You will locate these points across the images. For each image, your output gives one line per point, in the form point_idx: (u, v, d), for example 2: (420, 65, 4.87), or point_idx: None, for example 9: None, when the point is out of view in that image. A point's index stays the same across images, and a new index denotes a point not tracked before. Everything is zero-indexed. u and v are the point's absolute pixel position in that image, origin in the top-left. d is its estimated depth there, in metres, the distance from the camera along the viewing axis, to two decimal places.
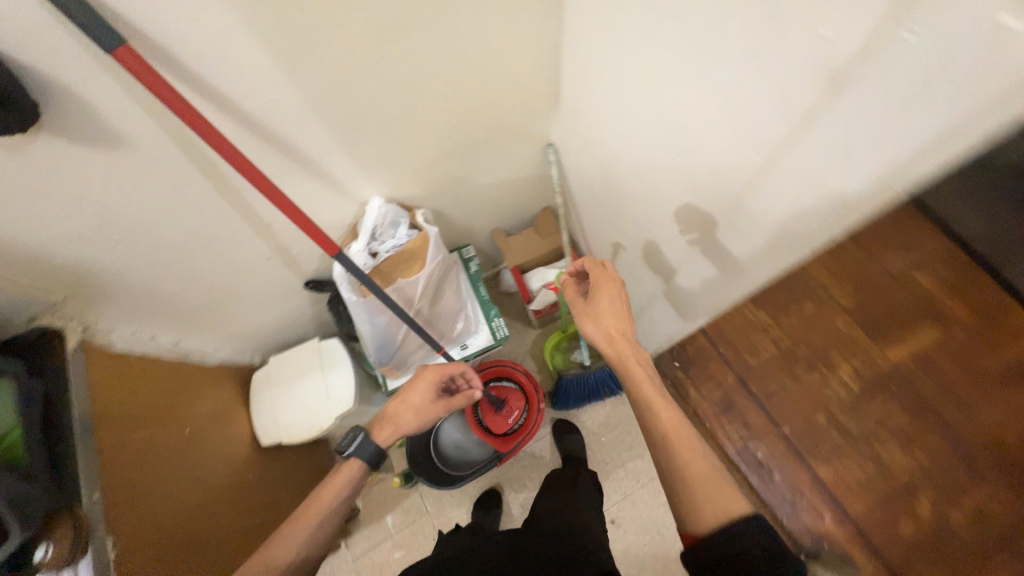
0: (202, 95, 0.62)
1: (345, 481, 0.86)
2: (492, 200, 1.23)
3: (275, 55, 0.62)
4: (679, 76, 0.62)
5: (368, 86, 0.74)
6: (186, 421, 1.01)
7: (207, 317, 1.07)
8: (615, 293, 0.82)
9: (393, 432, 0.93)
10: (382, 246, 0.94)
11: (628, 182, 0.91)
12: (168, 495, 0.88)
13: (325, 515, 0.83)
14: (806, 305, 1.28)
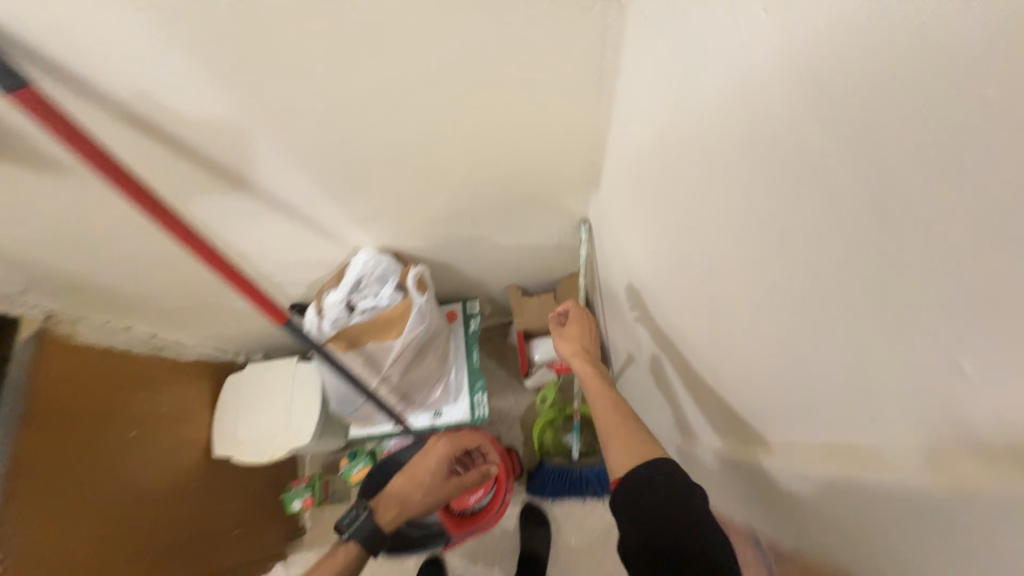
0: (152, 128, 0.56)
1: (339, 566, 0.78)
2: (509, 260, 1.10)
3: (238, 96, 0.55)
4: (717, 231, 0.47)
5: (359, 135, 0.65)
6: (140, 423, 0.97)
7: (189, 315, 1.04)
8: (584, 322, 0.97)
9: (398, 513, 0.86)
10: (360, 300, 0.84)
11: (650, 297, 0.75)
12: (90, 502, 0.84)
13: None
14: None
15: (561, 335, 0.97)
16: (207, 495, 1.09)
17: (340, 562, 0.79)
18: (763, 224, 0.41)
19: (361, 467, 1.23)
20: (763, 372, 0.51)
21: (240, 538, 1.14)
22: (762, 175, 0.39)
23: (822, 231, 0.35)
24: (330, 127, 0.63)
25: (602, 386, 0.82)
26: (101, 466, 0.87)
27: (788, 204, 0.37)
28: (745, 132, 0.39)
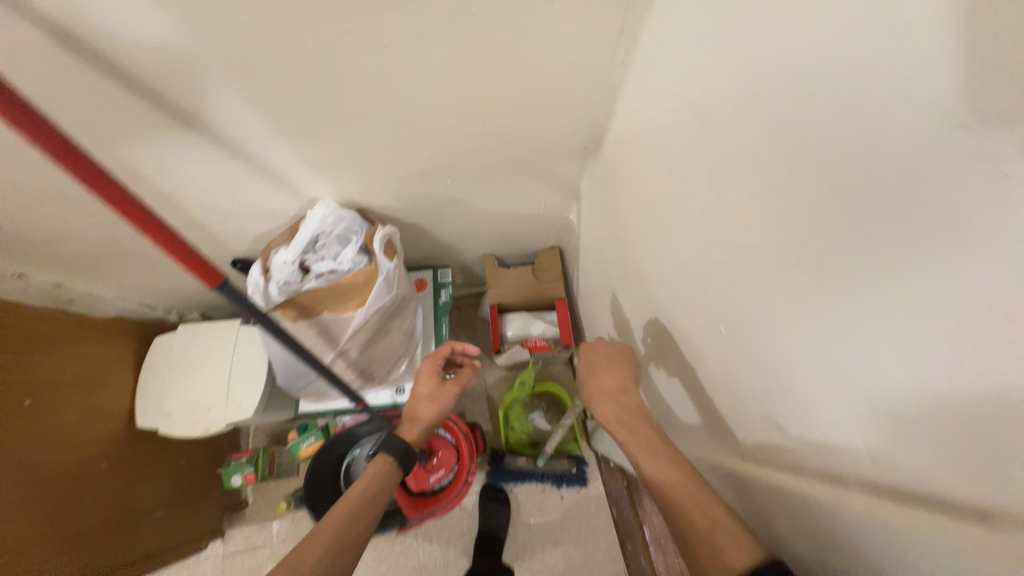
0: (52, 40, 0.43)
1: (372, 478, 0.71)
2: (487, 228, 1.00)
3: (172, 8, 0.42)
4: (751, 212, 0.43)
5: (334, 75, 0.54)
6: (35, 388, 0.81)
7: (102, 265, 0.88)
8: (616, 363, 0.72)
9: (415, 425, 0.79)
10: (318, 263, 0.71)
11: (644, 280, 0.70)
12: (7, 483, 0.74)
13: (364, 523, 0.66)
14: None
15: (596, 386, 0.71)
16: (131, 472, 0.98)
17: (375, 479, 0.72)
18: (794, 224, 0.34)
19: (311, 441, 1.18)
20: (751, 390, 0.45)
21: (162, 521, 1.03)
22: (823, 156, 0.30)
23: (871, 244, 0.27)
24: (299, 60, 0.51)
25: (657, 454, 0.57)
26: (17, 445, 0.76)
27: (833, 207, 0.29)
28: (801, 98, 0.31)
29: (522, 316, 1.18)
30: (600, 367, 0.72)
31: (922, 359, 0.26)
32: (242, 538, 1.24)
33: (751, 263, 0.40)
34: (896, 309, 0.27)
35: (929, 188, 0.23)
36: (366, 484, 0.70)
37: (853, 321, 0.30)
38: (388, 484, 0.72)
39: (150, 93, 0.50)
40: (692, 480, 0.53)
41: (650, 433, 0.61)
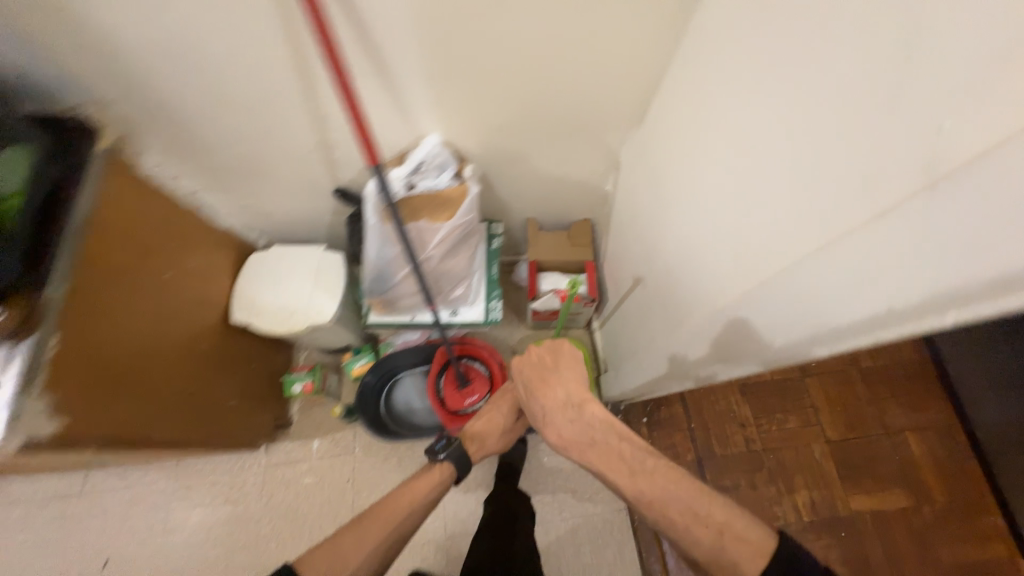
0: None
1: (436, 482, 0.97)
2: (537, 187, 1.21)
3: None
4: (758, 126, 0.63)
5: (477, 26, 0.76)
6: (174, 264, 1.00)
7: (233, 181, 1.07)
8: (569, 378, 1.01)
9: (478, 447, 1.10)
10: (421, 180, 0.93)
11: (668, 216, 0.91)
12: (150, 326, 0.91)
13: (411, 520, 0.90)
14: (791, 421, 1.46)
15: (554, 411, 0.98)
16: (221, 358, 1.15)
17: (433, 485, 0.97)
18: (773, 104, 0.53)
19: (363, 361, 1.35)
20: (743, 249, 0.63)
21: (234, 410, 1.19)
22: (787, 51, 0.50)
23: (811, 94, 0.47)
24: (460, 10, 0.73)
25: (619, 461, 0.86)
26: (159, 300, 0.94)
27: (798, 78, 0.49)
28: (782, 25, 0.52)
29: (555, 275, 1.38)
30: (545, 388, 1.00)
31: (828, 158, 0.45)
32: (286, 451, 1.41)
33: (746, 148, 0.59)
34: (810, 128, 0.47)
35: (832, 52, 0.44)
36: (431, 488, 0.96)
37: (807, 147, 0.48)
38: (442, 487, 0.98)
39: (353, 18, 0.71)
40: (669, 491, 0.79)
41: (613, 450, 0.88)
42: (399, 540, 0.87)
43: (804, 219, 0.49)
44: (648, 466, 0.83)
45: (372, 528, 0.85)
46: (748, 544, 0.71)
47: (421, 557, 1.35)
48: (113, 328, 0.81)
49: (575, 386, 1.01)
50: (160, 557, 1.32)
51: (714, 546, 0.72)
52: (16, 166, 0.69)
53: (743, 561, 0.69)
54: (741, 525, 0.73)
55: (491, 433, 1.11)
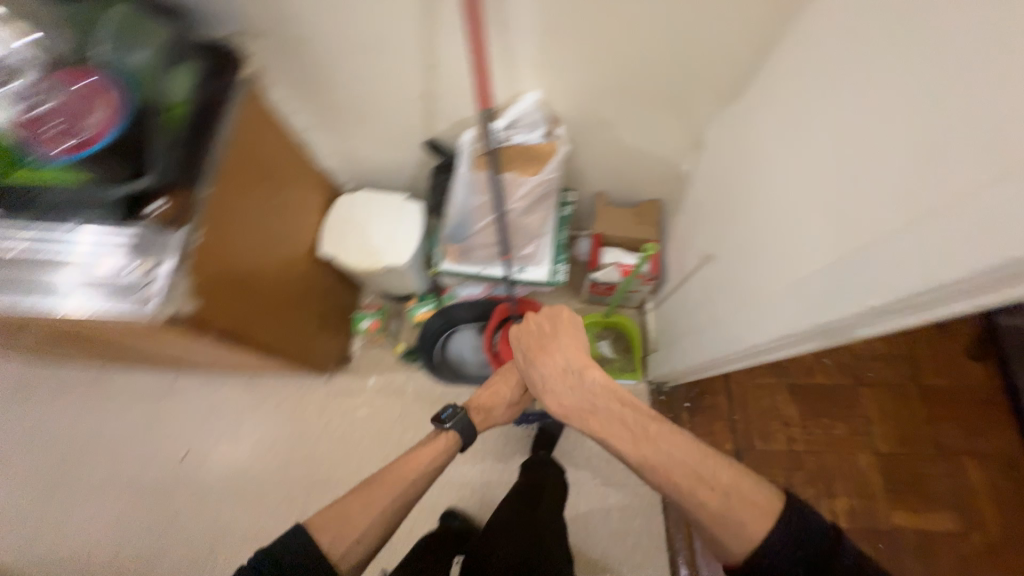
0: None
1: (441, 448, 0.99)
2: (615, 157, 1.24)
3: None
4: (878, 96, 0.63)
5: None
6: (284, 190, 1.11)
7: (339, 123, 1.16)
8: (568, 344, 0.99)
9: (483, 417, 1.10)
10: (518, 134, 0.99)
11: (752, 192, 0.92)
12: (263, 241, 1.02)
13: (414, 488, 0.91)
14: (838, 428, 1.43)
15: (551, 377, 0.96)
16: (308, 284, 1.27)
17: (439, 452, 0.98)
18: (920, 68, 0.54)
19: (426, 308, 1.44)
20: (843, 214, 0.64)
21: (311, 333, 1.31)
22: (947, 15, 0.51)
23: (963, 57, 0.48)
24: None
25: (620, 425, 0.86)
26: (271, 220, 1.05)
27: (948, 42, 0.50)
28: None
29: (617, 252, 1.39)
30: (544, 355, 0.98)
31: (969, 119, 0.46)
32: (344, 383, 1.53)
33: (874, 114, 0.60)
34: (955, 92, 0.49)
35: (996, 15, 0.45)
36: (436, 454, 0.98)
37: (951, 106, 0.49)
38: (447, 456, 1.00)
39: None
40: (673, 456, 0.79)
41: (615, 415, 0.88)
42: (400, 510, 0.88)
43: (928, 180, 0.50)
44: (650, 430, 0.83)
45: (379, 493, 0.87)
46: (758, 508, 0.72)
47: (457, 498, 1.44)
48: (238, 235, 0.92)
49: (573, 351, 0.98)
50: (230, 457, 1.48)
51: (723, 508, 0.73)
52: (186, 78, 0.79)
53: (751, 525, 0.70)
54: (749, 488, 0.74)
55: (496, 403, 1.11)
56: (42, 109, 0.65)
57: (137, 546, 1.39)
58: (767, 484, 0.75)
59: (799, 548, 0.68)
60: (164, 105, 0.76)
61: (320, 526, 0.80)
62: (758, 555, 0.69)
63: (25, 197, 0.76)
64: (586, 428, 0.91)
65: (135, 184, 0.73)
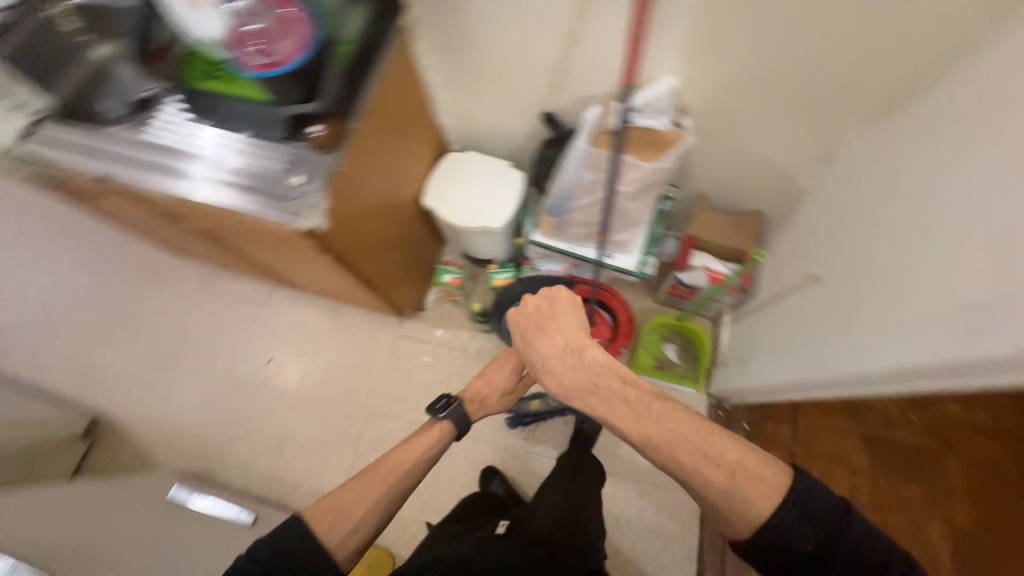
0: None
1: (435, 440, 0.98)
2: (732, 159, 1.19)
3: None
4: None
5: None
6: (407, 137, 1.19)
7: (465, 84, 1.22)
8: (569, 322, 0.91)
9: (479, 407, 1.06)
10: (643, 115, 0.96)
11: (885, 216, 0.86)
12: (385, 180, 1.12)
13: (410, 476, 0.92)
14: (941, 479, 1.17)
15: (550, 355, 0.89)
16: (407, 229, 1.35)
17: (434, 441, 0.97)
18: None
19: (505, 275, 1.49)
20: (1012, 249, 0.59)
21: (400, 275, 1.41)
22: None
23: None
24: None
25: (625, 407, 0.81)
26: (394, 162, 1.14)
27: None
28: None
29: (705, 257, 1.35)
30: (545, 333, 0.91)
31: None
32: (415, 329, 1.63)
33: None
34: None
35: None
36: (431, 446, 0.97)
37: None
38: (443, 445, 0.99)
39: None
40: (678, 436, 0.77)
41: (620, 396, 0.82)
42: (400, 494, 0.90)
43: None
44: (654, 409, 0.80)
45: (374, 483, 0.88)
46: (767, 486, 0.73)
47: (500, 459, 1.50)
48: (370, 170, 1.01)
49: (574, 330, 0.91)
50: (306, 370, 1.64)
51: (732, 483, 0.74)
52: (359, 19, 0.87)
53: (756, 500, 0.72)
54: (755, 463, 0.75)
55: (494, 391, 1.08)
56: (252, 27, 0.76)
57: (221, 427, 1.59)
58: (773, 458, 0.76)
59: (808, 525, 0.71)
60: (337, 38, 0.84)
61: (320, 519, 0.82)
62: (755, 531, 0.72)
63: (214, 103, 0.87)
64: (584, 408, 0.85)
65: (307, 106, 0.82)
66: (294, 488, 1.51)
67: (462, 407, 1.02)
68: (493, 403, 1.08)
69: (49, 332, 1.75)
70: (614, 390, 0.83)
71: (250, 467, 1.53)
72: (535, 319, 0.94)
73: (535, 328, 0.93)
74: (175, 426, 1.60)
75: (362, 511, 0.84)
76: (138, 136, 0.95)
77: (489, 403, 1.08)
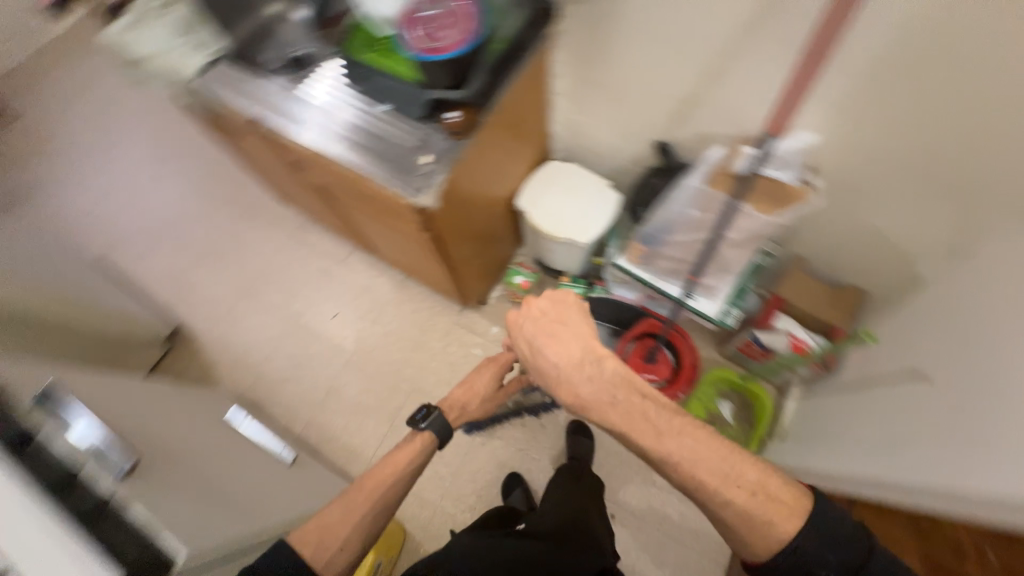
0: None
1: (418, 450, 1.00)
2: (849, 230, 1.13)
3: None
4: None
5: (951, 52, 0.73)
6: (521, 138, 1.22)
7: (588, 98, 1.23)
8: (579, 330, 0.89)
9: (458, 415, 1.10)
10: (770, 167, 0.89)
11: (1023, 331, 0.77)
12: (492, 174, 1.15)
13: (392, 492, 0.95)
14: None
15: (561, 363, 0.87)
16: (495, 224, 1.39)
17: (416, 453, 1.00)
18: None
19: (576, 290, 1.49)
20: None
21: (476, 266, 1.45)
22: None
23: None
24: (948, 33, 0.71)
25: (642, 419, 0.79)
26: (504, 159, 1.18)
27: None
28: None
29: (790, 322, 1.28)
30: (555, 342, 0.89)
31: None
32: (474, 320, 1.67)
33: None
34: None
35: None
36: (413, 459, 0.99)
37: None
38: (427, 455, 1.02)
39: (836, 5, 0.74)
40: (699, 453, 0.75)
41: (637, 409, 0.81)
42: (387, 506, 0.94)
43: None
44: (674, 424, 0.78)
45: (356, 499, 0.92)
46: (787, 510, 0.72)
47: (525, 466, 1.50)
48: (485, 163, 1.05)
49: (584, 339, 0.89)
50: (365, 332, 1.72)
51: (757, 504, 0.72)
52: (517, 21, 0.91)
53: (781, 522, 0.71)
54: (775, 484, 0.74)
55: (474, 398, 1.12)
56: (427, 13, 0.82)
57: (278, 363, 1.70)
58: (792, 480, 0.74)
59: (831, 552, 0.69)
60: (493, 37, 0.88)
61: (308, 540, 0.86)
62: (783, 552, 0.70)
63: (367, 73, 0.94)
64: (596, 418, 0.84)
65: (451, 93, 0.87)
66: (329, 437, 1.59)
67: (442, 417, 1.04)
68: (471, 409, 1.13)
69: (157, 242, 1.95)
70: (627, 401, 0.82)
71: (295, 407, 1.63)
72: (544, 325, 0.91)
73: (545, 334, 0.90)
74: (240, 351, 1.73)
75: (343, 531, 0.88)
76: (296, 87, 1.04)
77: (468, 410, 1.12)
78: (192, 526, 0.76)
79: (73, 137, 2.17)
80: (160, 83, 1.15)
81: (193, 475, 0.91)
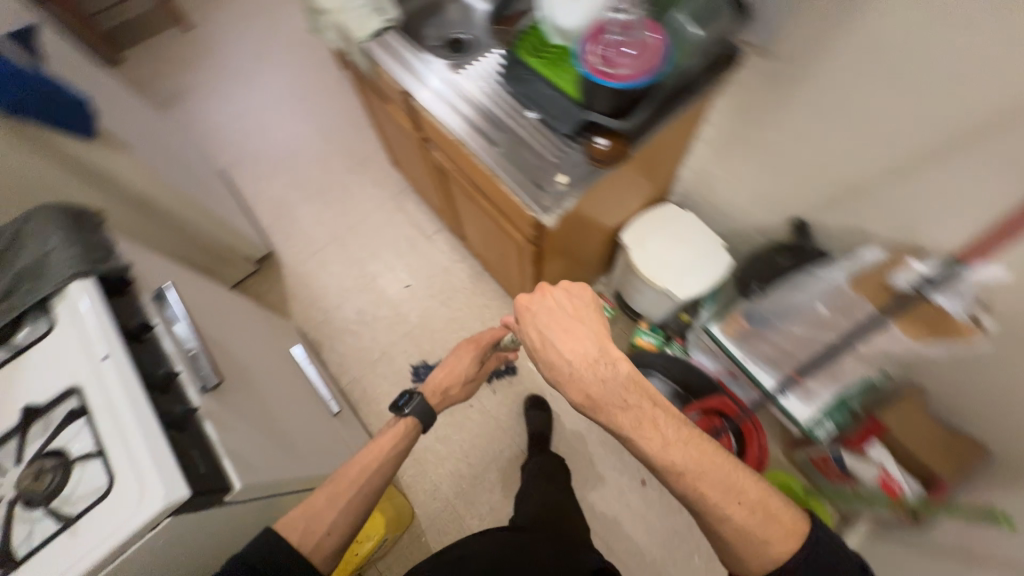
0: None
1: (400, 435, 1.03)
2: (997, 381, 0.96)
3: None
4: None
5: None
6: (650, 174, 1.16)
7: (733, 153, 1.15)
8: (595, 326, 0.83)
9: (442, 397, 1.13)
10: (939, 293, 0.77)
11: None
12: (611, 204, 1.10)
13: (376, 478, 0.97)
14: None
15: (571, 359, 0.80)
16: (591, 250, 1.35)
17: (398, 436, 1.03)
18: None
19: (650, 339, 1.42)
20: None
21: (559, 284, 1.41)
22: None
23: None
24: None
25: (652, 428, 0.75)
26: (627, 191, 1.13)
27: None
28: None
29: (883, 455, 1.14)
30: (568, 336, 0.82)
31: None
32: None
33: None
34: None
35: None
36: (395, 443, 1.02)
37: None
38: (409, 441, 1.05)
39: None
40: (707, 467, 0.74)
41: (649, 418, 0.76)
42: (372, 493, 0.95)
43: None
44: (684, 437, 0.76)
45: (343, 487, 0.93)
46: (784, 531, 0.71)
47: None
48: (609, 193, 1.00)
49: (596, 338, 0.82)
50: (430, 311, 1.75)
51: (760, 523, 0.71)
52: (699, 64, 0.85)
53: (779, 544, 0.70)
54: (773, 503, 0.73)
55: (456, 381, 1.15)
56: (613, 36, 0.79)
57: (344, 314, 1.78)
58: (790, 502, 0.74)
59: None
60: (670, 75, 0.82)
61: (292, 527, 0.85)
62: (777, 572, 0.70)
63: (525, 77, 0.92)
64: (601, 421, 0.79)
65: (607, 120, 0.83)
66: (370, 398, 1.64)
67: (422, 401, 1.07)
68: (454, 392, 1.16)
69: (273, 171, 2.10)
70: (636, 408, 0.77)
71: (348, 360, 1.70)
72: (558, 316, 0.84)
73: (559, 327, 0.83)
74: (314, 292, 1.83)
75: (329, 518, 0.88)
76: (455, 72, 1.04)
77: (450, 394, 1.15)
78: (250, 459, 0.80)
79: (234, 58, 2.39)
80: (333, 35, 1.21)
81: (259, 406, 0.96)
